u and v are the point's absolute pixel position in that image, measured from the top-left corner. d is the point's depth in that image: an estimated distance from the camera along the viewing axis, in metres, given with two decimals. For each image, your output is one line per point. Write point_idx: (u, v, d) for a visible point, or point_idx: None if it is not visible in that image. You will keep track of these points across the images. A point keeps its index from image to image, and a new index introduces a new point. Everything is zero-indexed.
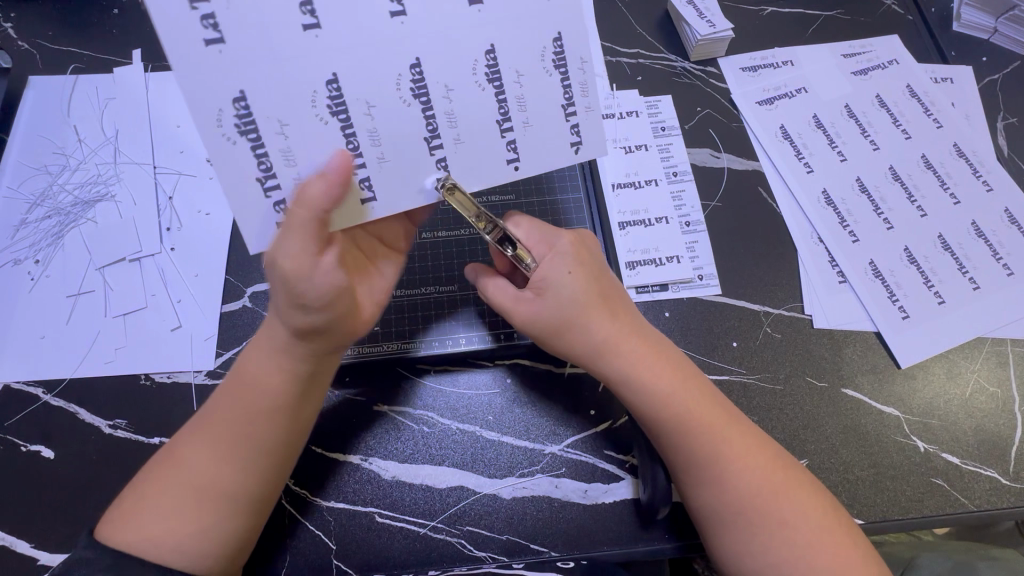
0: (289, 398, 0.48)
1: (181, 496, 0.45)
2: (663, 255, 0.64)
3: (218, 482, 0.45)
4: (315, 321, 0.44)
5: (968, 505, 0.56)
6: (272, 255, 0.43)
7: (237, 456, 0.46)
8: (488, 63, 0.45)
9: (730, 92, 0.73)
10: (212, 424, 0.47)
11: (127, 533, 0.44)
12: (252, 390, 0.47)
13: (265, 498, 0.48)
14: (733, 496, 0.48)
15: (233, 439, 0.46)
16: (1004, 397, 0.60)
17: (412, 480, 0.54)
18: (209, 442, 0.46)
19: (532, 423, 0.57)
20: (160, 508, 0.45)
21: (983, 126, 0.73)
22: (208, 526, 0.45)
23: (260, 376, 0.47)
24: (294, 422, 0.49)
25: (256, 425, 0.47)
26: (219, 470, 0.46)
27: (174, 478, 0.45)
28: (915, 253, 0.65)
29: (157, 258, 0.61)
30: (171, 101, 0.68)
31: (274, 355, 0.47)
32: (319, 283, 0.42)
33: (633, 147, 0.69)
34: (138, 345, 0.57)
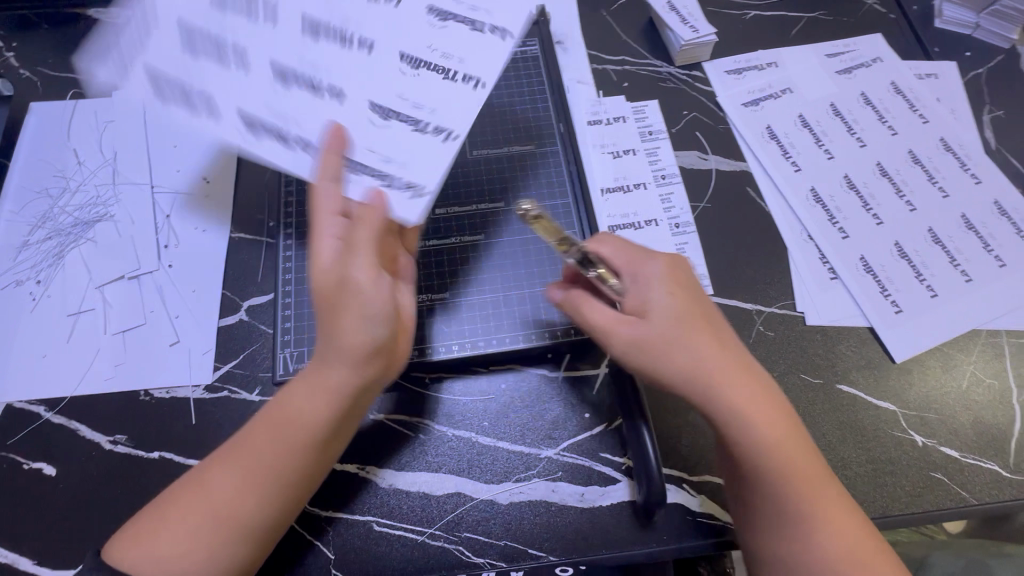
0: (327, 435, 0.48)
1: (202, 524, 0.46)
2: None
3: (242, 513, 0.46)
4: (377, 338, 0.49)
5: (970, 499, 0.55)
6: (338, 280, 0.49)
7: (267, 489, 0.47)
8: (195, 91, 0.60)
9: (717, 95, 0.74)
10: (245, 454, 0.47)
11: (140, 561, 0.44)
12: (296, 422, 0.48)
13: (284, 527, 0.49)
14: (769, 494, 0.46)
15: (266, 471, 0.47)
16: (1001, 388, 0.60)
17: (409, 488, 0.54)
18: (240, 472, 0.47)
19: (527, 428, 0.57)
20: (179, 534, 0.45)
21: (970, 120, 0.73)
22: (224, 557, 0.46)
23: (306, 410, 0.48)
24: (325, 457, 0.50)
25: (294, 456, 0.47)
26: (244, 500, 0.46)
27: (199, 505, 0.46)
28: (906, 248, 0.65)
29: (155, 276, 0.62)
30: (167, 122, 0.70)
31: (326, 388, 0.48)
32: (380, 295, 0.48)
33: (622, 152, 0.70)
34: (137, 361, 0.58)
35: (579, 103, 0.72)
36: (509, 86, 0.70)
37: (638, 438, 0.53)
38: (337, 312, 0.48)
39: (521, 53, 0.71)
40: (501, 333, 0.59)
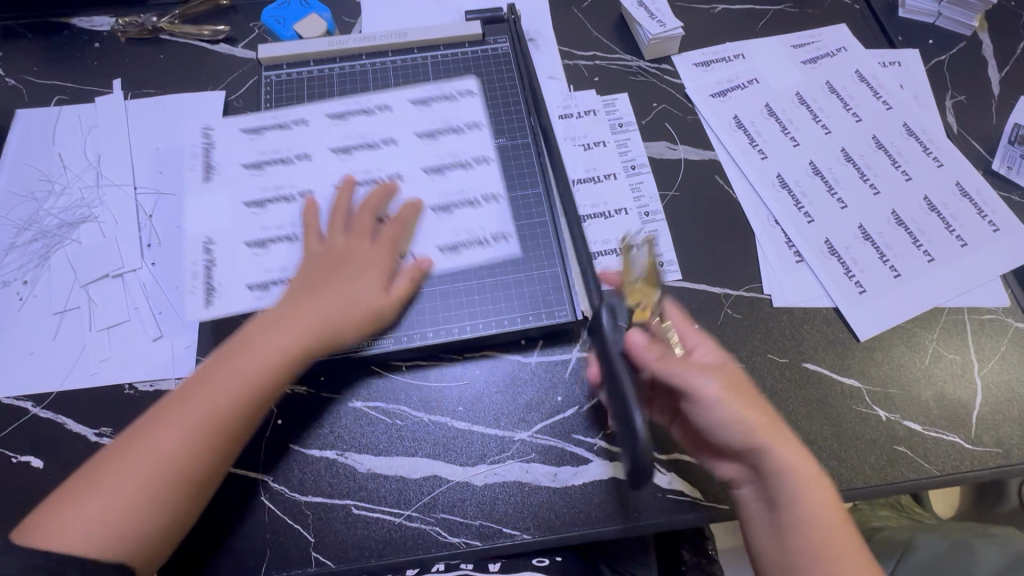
0: (267, 385, 0.52)
1: (124, 488, 0.48)
2: None
3: (168, 454, 0.49)
4: (340, 318, 0.55)
5: (933, 471, 0.57)
6: (341, 254, 0.59)
7: (196, 446, 0.49)
8: (201, 135, 0.67)
9: (685, 87, 0.76)
10: (185, 401, 0.51)
11: (58, 529, 0.46)
12: (249, 357, 0.52)
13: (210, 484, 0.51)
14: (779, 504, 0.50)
15: (196, 431, 0.50)
16: (963, 363, 0.61)
17: (386, 472, 0.56)
18: (176, 415, 0.50)
19: (501, 411, 0.59)
20: (107, 485, 0.48)
21: (932, 105, 0.75)
22: (139, 523, 0.47)
23: (263, 346, 0.53)
24: (254, 418, 0.53)
25: (234, 398, 0.51)
26: (174, 443, 0.49)
27: (129, 454, 0.49)
28: (870, 230, 0.67)
29: (138, 274, 0.64)
30: (149, 125, 0.72)
31: (279, 340, 0.53)
32: (366, 255, 0.59)
33: (592, 144, 0.72)
34: (122, 356, 0.60)
35: (551, 98, 0.74)
36: (481, 83, 0.71)
37: (615, 378, 0.47)
38: (326, 279, 0.57)
39: (492, 50, 0.73)
40: (476, 320, 0.61)
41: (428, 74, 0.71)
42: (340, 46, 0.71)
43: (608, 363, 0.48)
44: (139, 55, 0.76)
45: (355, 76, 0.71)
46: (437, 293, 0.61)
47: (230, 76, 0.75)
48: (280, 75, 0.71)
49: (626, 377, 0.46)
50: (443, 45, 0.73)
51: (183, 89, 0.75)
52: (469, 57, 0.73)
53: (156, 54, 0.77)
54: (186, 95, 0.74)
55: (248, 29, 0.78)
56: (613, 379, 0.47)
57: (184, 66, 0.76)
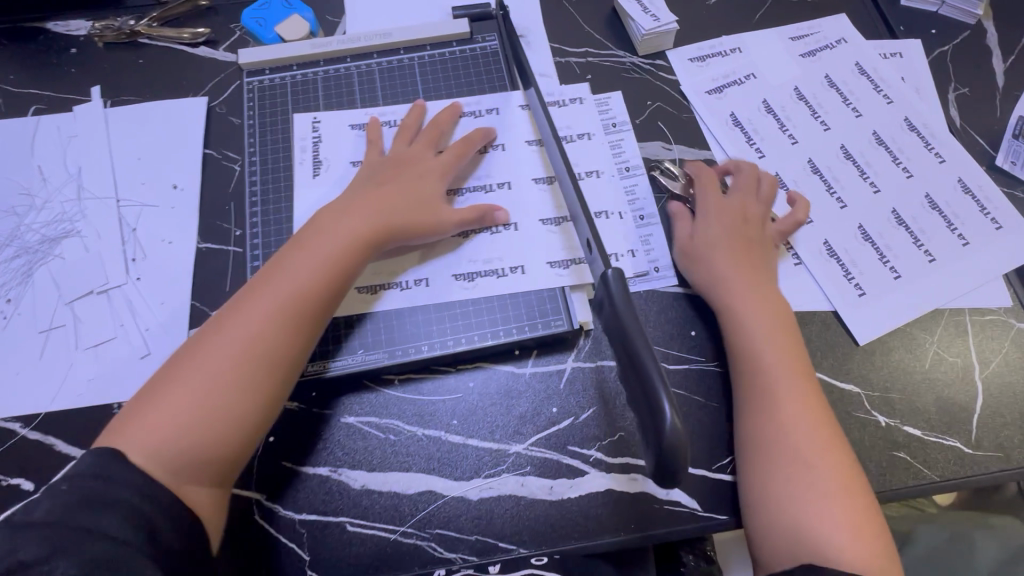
0: (328, 256, 0.56)
1: (209, 361, 0.51)
2: (614, 252, 0.65)
3: (244, 335, 0.52)
4: (392, 204, 0.59)
5: (933, 477, 0.56)
6: (397, 159, 0.63)
7: (277, 318, 0.53)
8: (312, 129, 0.67)
9: (680, 84, 0.74)
10: (258, 291, 0.54)
11: (149, 434, 0.48)
12: (310, 246, 0.57)
13: (288, 321, 0.53)
14: (784, 458, 0.52)
15: (278, 301, 0.53)
16: (964, 365, 0.61)
17: (381, 488, 0.55)
18: (254, 303, 0.53)
19: (496, 424, 0.58)
20: (186, 366, 0.51)
21: (934, 98, 0.73)
22: (220, 415, 0.50)
23: (323, 235, 0.57)
24: (330, 303, 0.56)
25: (304, 269, 0.55)
26: (252, 327, 0.52)
27: (198, 360, 0.51)
28: (870, 230, 0.66)
29: (124, 289, 0.63)
30: (130, 133, 0.70)
31: (336, 221, 0.58)
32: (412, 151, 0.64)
33: (584, 142, 0.70)
34: (109, 375, 0.59)
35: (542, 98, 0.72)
36: (470, 84, 0.69)
37: (637, 363, 0.42)
38: (388, 177, 0.61)
39: (481, 49, 0.71)
40: (470, 332, 0.60)
41: (415, 77, 0.69)
42: (323, 49, 0.69)
43: (629, 345, 0.43)
44: (118, 60, 0.74)
45: (339, 80, 0.68)
46: (435, 306, 0.61)
47: (212, 81, 0.73)
48: (263, 81, 0.69)
49: (656, 367, 0.41)
50: (430, 45, 0.71)
51: (164, 95, 0.73)
52: (457, 57, 0.70)
53: (135, 59, 0.74)
54: (167, 101, 0.72)
55: (228, 31, 0.76)
56: (638, 366, 0.42)
57: (165, 71, 0.74)
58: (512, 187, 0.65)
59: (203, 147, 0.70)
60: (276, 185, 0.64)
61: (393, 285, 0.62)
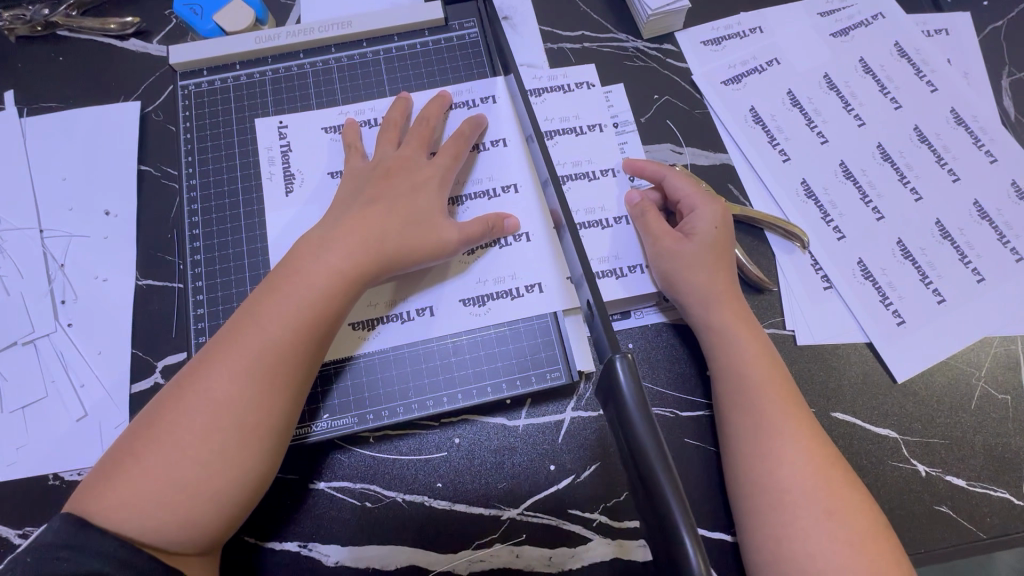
0: (319, 297, 0.46)
1: (186, 428, 0.42)
2: (624, 265, 0.55)
3: (226, 396, 0.42)
4: (390, 221, 0.49)
5: (978, 533, 0.50)
6: (389, 167, 0.52)
7: (258, 378, 0.43)
8: (278, 135, 0.56)
9: (691, 73, 0.64)
10: (233, 342, 0.44)
11: (113, 521, 0.39)
12: (298, 278, 0.46)
13: (276, 379, 0.44)
14: (780, 494, 0.44)
15: (258, 356, 0.43)
16: (1014, 403, 0.53)
17: (357, 564, 0.49)
18: (233, 355, 0.44)
19: (486, 486, 0.51)
20: (161, 434, 0.42)
21: (985, 85, 0.63)
22: (198, 500, 0.41)
23: (310, 265, 0.46)
24: (321, 349, 0.46)
25: (291, 310, 0.45)
26: (233, 385, 0.43)
27: (172, 426, 0.42)
28: (910, 246, 0.57)
29: (53, 338, 0.54)
30: (52, 147, 0.60)
31: (320, 248, 0.47)
32: (406, 153, 0.53)
33: (587, 129, 0.59)
34: (41, 441, 0.51)
35: None
36: (445, 80, 0.59)
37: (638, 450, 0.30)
38: (382, 186, 0.51)
39: (459, 38, 0.60)
40: (453, 387, 0.51)
41: (381, 73, 0.59)
42: (270, 44, 0.58)
43: (628, 423, 0.31)
44: (33, 59, 0.63)
45: (291, 81, 0.58)
46: (410, 349, 0.52)
47: (145, 83, 0.62)
48: (200, 84, 0.58)
49: (654, 448, 0.29)
50: (398, 35, 0.60)
51: (88, 100, 0.62)
52: (429, 49, 0.60)
53: (53, 56, 0.63)
54: (93, 107, 0.61)
55: (161, 20, 0.64)
56: (632, 444, 0.31)
57: (88, 71, 0.63)
58: (520, 191, 0.55)
59: (138, 162, 0.60)
60: (221, 211, 0.55)
61: (389, 316, 0.52)
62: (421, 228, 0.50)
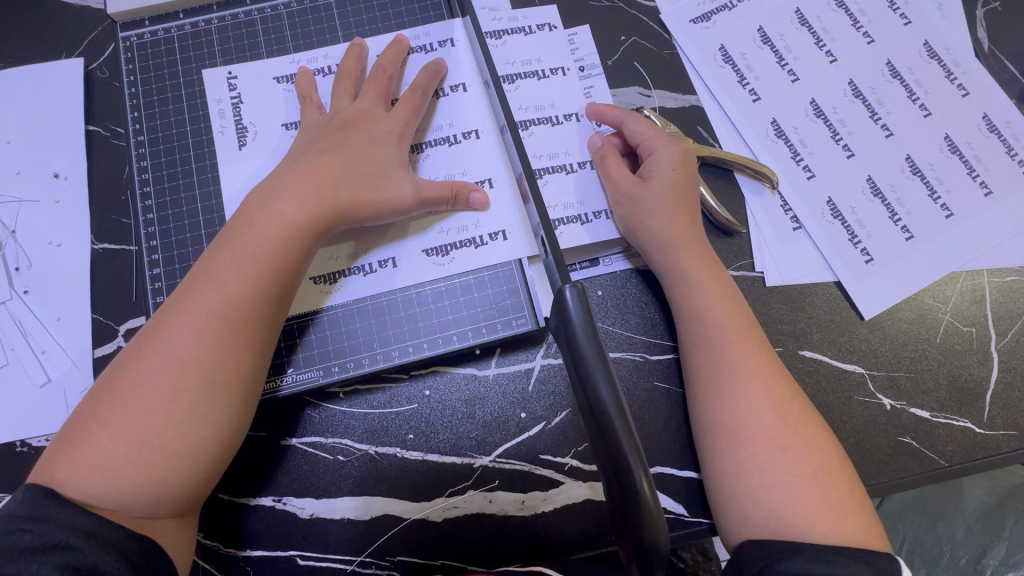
0: (276, 248, 0.44)
1: (148, 388, 0.41)
2: (589, 211, 0.54)
3: (187, 353, 0.42)
4: (347, 173, 0.47)
5: (940, 462, 0.51)
6: (345, 118, 0.50)
7: (220, 336, 0.42)
8: (227, 86, 0.53)
9: (659, 12, 0.61)
10: (190, 298, 0.43)
11: (84, 486, 0.39)
12: (253, 229, 0.45)
13: (238, 334, 0.43)
14: (736, 434, 0.45)
15: (217, 313, 0.42)
16: (979, 336, 0.54)
17: (333, 516, 0.50)
18: (192, 312, 0.42)
19: (458, 436, 0.51)
20: (123, 395, 0.41)
21: (959, 16, 0.61)
22: (170, 460, 0.40)
23: (265, 216, 0.45)
24: (284, 303, 0.45)
25: (249, 262, 0.44)
26: (193, 342, 0.42)
27: (133, 386, 0.41)
28: (880, 183, 0.56)
29: (9, 306, 0.53)
30: None
31: (275, 198, 0.46)
32: (363, 104, 0.51)
33: (549, 74, 0.57)
34: (5, 409, 0.51)
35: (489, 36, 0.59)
36: (401, 25, 0.56)
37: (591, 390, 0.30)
38: (338, 138, 0.49)
39: None
40: (418, 337, 0.51)
41: (334, 19, 0.56)
42: None
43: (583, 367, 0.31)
44: None
45: (240, 30, 0.55)
46: (374, 302, 0.51)
47: (86, 37, 0.59)
48: (143, 35, 0.55)
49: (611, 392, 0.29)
50: None
51: (27, 58, 0.58)
52: None
53: None
54: (34, 67, 0.58)
55: None
56: (588, 389, 0.30)
57: (23, 25, 0.59)
58: (481, 137, 0.53)
59: (84, 123, 0.57)
60: (175, 170, 0.53)
61: (352, 269, 0.51)
62: (379, 180, 0.48)
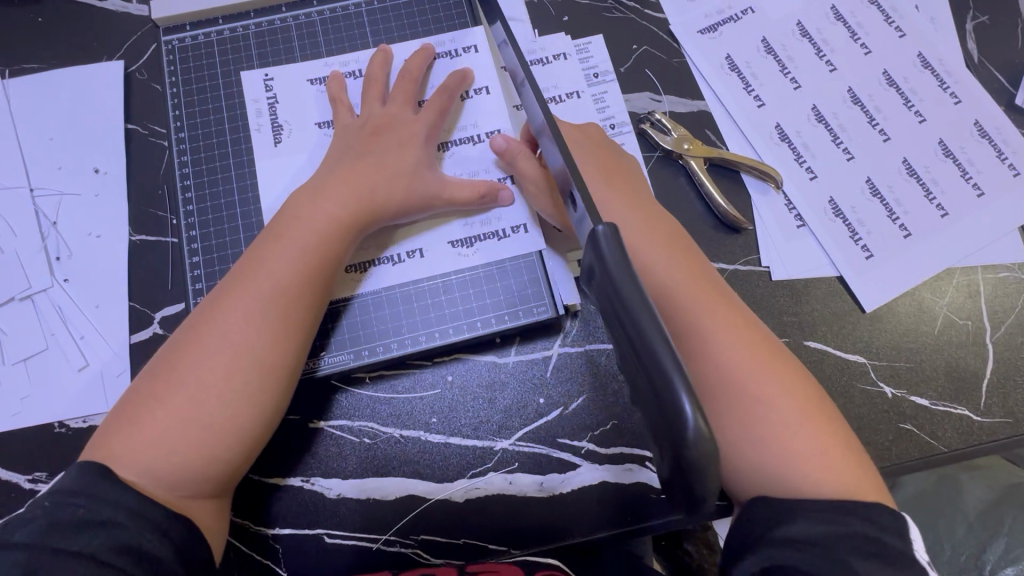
0: (320, 243, 0.47)
1: (199, 373, 0.44)
2: None
3: (237, 340, 0.44)
4: (381, 173, 0.50)
5: (939, 447, 0.54)
6: (377, 123, 0.53)
7: (268, 324, 0.45)
8: (264, 88, 0.57)
9: (669, 23, 0.65)
10: (239, 289, 0.46)
11: (140, 463, 0.42)
12: (298, 225, 0.48)
13: (284, 323, 0.46)
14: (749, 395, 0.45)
15: (267, 300, 0.45)
16: (975, 328, 0.57)
17: (359, 496, 0.52)
18: (241, 301, 0.45)
19: (479, 419, 0.53)
20: (176, 378, 0.44)
21: (951, 29, 0.65)
22: (220, 437, 0.43)
23: (309, 212, 0.48)
24: (325, 293, 0.48)
25: (294, 255, 0.47)
26: (242, 330, 0.45)
27: (185, 370, 0.44)
28: (878, 184, 0.60)
29: (50, 293, 0.55)
30: (36, 108, 0.60)
31: (319, 196, 0.49)
32: (392, 108, 0.54)
33: (565, 96, 0.62)
34: (45, 391, 0.53)
35: None
36: (428, 31, 0.59)
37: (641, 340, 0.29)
38: (372, 141, 0.52)
39: None
40: (443, 325, 0.54)
41: (364, 25, 0.59)
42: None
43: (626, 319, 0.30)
44: (12, 18, 0.62)
45: (275, 35, 0.58)
46: (400, 291, 0.54)
47: (126, 41, 0.62)
48: (184, 39, 0.58)
49: (662, 339, 0.29)
50: None
51: (70, 60, 0.62)
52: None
53: (32, 16, 0.62)
54: (77, 68, 0.61)
55: None
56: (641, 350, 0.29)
57: (68, 30, 0.62)
58: None
59: (124, 122, 0.60)
60: (211, 165, 0.56)
61: (381, 259, 0.54)
62: (410, 180, 0.51)
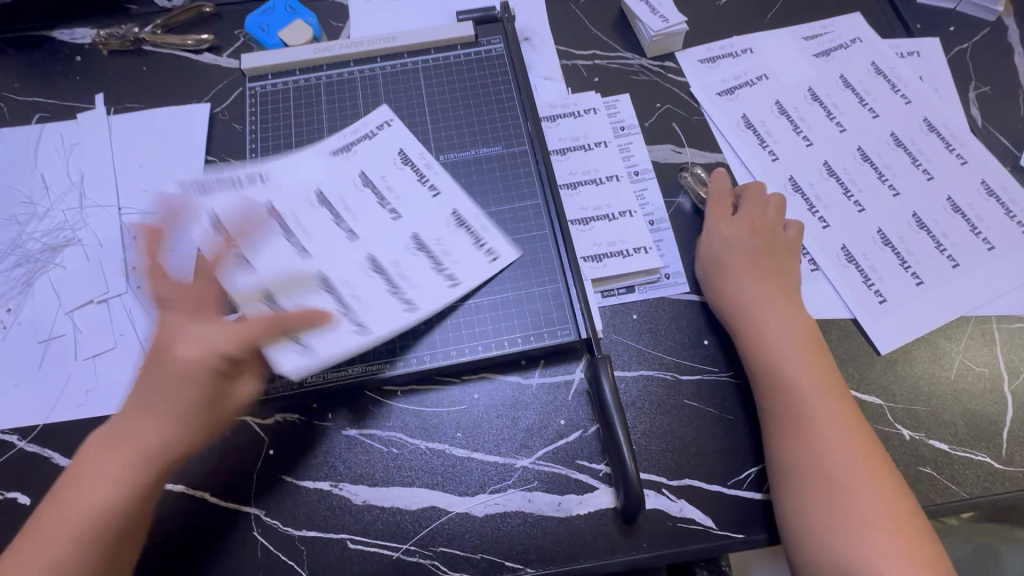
0: (184, 382, 0.46)
1: (70, 514, 0.45)
2: (629, 247, 0.62)
3: (84, 481, 0.46)
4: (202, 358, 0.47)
5: (959, 493, 0.53)
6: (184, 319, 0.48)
7: (130, 454, 0.46)
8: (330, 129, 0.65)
9: (691, 86, 0.72)
10: (100, 444, 0.47)
11: None
12: (137, 424, 0.46)
13: (135, 445, 0.46)
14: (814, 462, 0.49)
15: (112, 465, 0.46)
16: (992, 376, 0.58)
17: (384, 504, 0.54)
18: (94, 461, 0.46)
19: (502, 438, 0.56)
20: (56, 506, 0.45)
21: (955, 98, 0.71)
22: (99, 525, 0.45)
23: (168, 405, 0.46)
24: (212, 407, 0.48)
25: (166, 421, 0.46)
26: (92, 481, 0.46)
27: (62, 512, 0.45)
28: (889, 235, 0.63)
29: (123, 298, 0.62)
30: (132, 140, 0.69)
31: (171, 359, 0.46)
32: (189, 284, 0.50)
33: (592, 144, 0.67)
34: (108, 385, 0.58)
35: (545, 99, 0.70)
36: (474, 87, 0.68)
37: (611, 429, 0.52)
38: (189, 328, 0.47)
39: (487, 53, 0.70)
40: (473, 343, 0.57)
41: (420, 80, 0.68)
42: (326, 54, 0.68)
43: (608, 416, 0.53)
44: (121, 67, 0.73)
45: (342, 86, 0.67)
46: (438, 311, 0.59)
47: (215, 88, 0.72)
48: (265, 86, 0.68)
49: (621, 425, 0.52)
50: (434, 49, 0.70)
51: (165, 101, 0.71)
52: (461, 61, 0.69)
53: (139, 65, 0.73)
54: (170, 107, 0.71)
55: (231, 37, 0.74)
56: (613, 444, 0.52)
57: (166, 77, 0.73)
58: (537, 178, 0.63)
59: (205, 154, 0.69)
60: None
61: None
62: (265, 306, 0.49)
